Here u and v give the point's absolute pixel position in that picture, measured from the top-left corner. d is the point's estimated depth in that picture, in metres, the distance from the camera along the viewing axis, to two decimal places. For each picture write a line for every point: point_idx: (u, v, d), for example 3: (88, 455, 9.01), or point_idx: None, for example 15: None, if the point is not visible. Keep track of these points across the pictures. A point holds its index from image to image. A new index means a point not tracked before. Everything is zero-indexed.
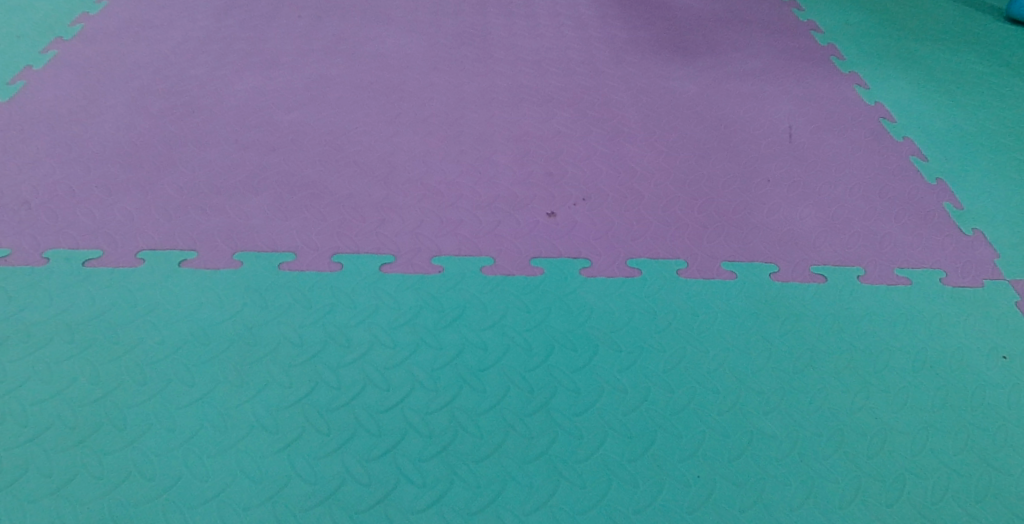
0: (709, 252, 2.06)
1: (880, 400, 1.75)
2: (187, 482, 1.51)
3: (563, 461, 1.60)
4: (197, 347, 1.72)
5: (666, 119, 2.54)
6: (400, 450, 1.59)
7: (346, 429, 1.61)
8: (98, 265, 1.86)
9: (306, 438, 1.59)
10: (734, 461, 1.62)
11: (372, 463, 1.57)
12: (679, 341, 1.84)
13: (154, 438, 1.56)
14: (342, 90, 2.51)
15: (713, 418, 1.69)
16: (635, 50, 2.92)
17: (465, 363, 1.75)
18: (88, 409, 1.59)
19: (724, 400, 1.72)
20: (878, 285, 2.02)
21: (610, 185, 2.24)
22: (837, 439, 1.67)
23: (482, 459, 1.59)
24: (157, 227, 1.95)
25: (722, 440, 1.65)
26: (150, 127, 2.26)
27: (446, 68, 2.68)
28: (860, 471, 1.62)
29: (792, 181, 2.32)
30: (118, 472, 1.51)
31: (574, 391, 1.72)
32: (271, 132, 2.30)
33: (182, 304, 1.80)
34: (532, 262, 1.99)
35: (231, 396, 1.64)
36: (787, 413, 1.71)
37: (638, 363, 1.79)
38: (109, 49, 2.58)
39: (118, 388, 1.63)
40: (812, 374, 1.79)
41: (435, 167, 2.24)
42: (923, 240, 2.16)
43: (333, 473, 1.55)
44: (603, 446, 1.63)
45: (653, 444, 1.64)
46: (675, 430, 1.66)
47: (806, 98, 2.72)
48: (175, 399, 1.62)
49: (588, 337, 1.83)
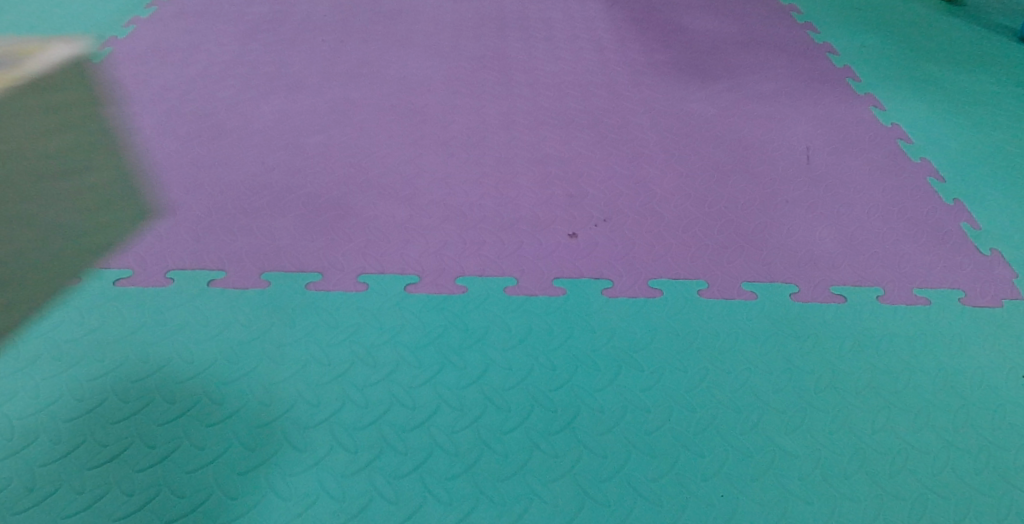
0: (729, 272, 2.03)
1: (902, 421, 1.70)
2: (217, 498, 1.49)
3: (588, 479, 1.56)
4: (226, 366, 1.71)
5: (684, 141, 2.55)
6: (425, 467, 1.56)
7: (374, 447, 1.59)
8: (129, 283, 1.88)
9: (334, 456, 1.57)
10: (758, 480, 1.57)
11: (399, 479, 1.54)
12: (701, 361, 1.79)
13: (184, 455, 1.55)
14: (365, 112, 2.57)
15: (737, 438, 1.64)
16: (654, 74, 2.95)
17: (488, 381, 1.73)
18: (121, 425, 1.59)
19: (746, 420, 1.68)
20: (898, 306, 1.98)
21: (631, 207, 2.22)
22: (862, 461, 1.61)
23: (507, 476, 1.56)
24: (186, 247, 1.98)
25: (745, 459, 1.61)
26: (179, 149, 2.33)
27: (467, 92, 2.74)
28: (884, 492, 1.56)
29: (812, 202, 2.30)
30: (149, 488, 1.50)
31: (597, 411, 1.68)
32: (296, 154, 2.34)
33: (211, 323, 1.80)
34: (554, 283, 1.97)
35: (260, 414, 1.63)
36: (809, 432, 1.66)
37: (660, 383, 1.74)
38: (140, 73, 2.70)
39: (148, 406, 1.62)
40: (833, 394, 1.74)
41: (457, 188, 2.25)
42: (943, 260, 2.13)
43: (360, 491, 1.52)
44: (632, 466, 1.59)
45: (679, 463, 1.60)
46: (697, 449, 1.62)
47: (825, 120, 2.72)
48: (204, 417, 1.61)
49: (610, 357, 1.79)
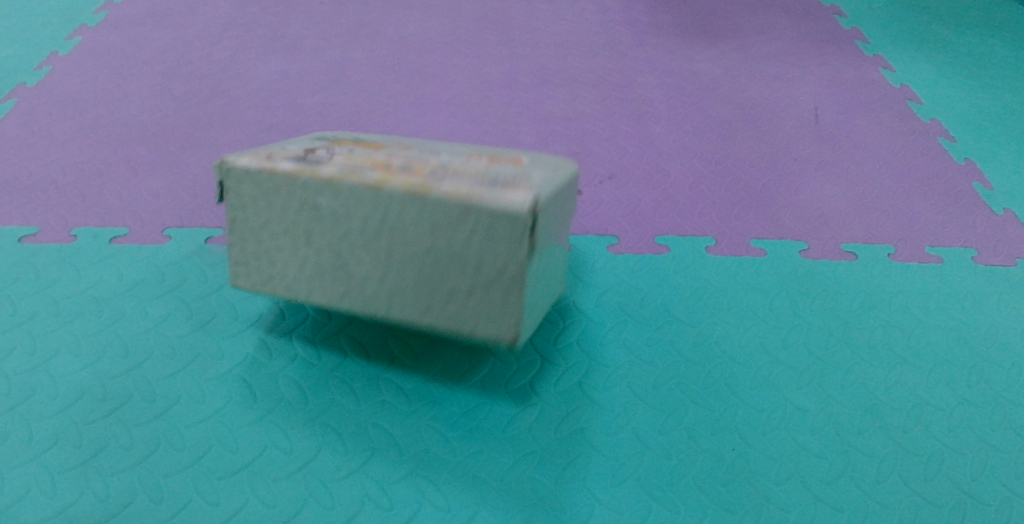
0: (736, 228, 1.63)
1: (1012, 386, 1.32)
2: (44, 489, 1.04)
3: (648, 428, 1.19)
4: (93, 316, 1.26)
5: (691, 100, 2.14)
6: (556, 456, 1.14)
7: (279, 392, 1.17)
8: (37, 240, 1.39)
9: (222, 406, 1.14)
10: (853, 437, 1.21)
11: (500, 459, 1.12)
12: (741, 280, 1.48)
13: (30, 409, 1.12)
14: (367, 74, 2.01)
15: (804, 400, 1.26)
16: (658, 38, 2.56)
17: (621, 303, 1.40)
18: (86, 342, 1.22)
19: (808, 375, 1.30)
20: (995, 267, 1.60)
21: (638, 164, 1.80)
22: (1012, 444, 1.22)
23: (676, 459, 1.15)
24: (113, 208, 1.47)
25: (835, 419, 1.23)
26: (178, 111, 1.79)
27: (469, 51, 2.20)
28: (1014, 466, 1.19)
29: (821, 160, 1.93)
30: (97, 440, 1.09)
31: (644, 326, 1.36)
32: (295, 114, 1.81)
33: (122, 276, 1.33)
34: (658, 241, 1.56)
35: (121, 368, 1.19)
36: (904, 388, 1.30)
37: (708, 298, 1.43)
38: (132, 36, 2.16)
39: (1, 357, 1.19)
40: (916, 352, 1.37)
41: (456, 141, 1.76)
42: (995, 216, 1.77)
43: (260, 445, 1.10)
44: (841, 454, 1.18)
45: (888, 445, 1.20)
46: (753, 404, 1.24)
47: (836, 82, 2.37)
48: (63, 368, 1.18)
49: (651, 268, 1.49)
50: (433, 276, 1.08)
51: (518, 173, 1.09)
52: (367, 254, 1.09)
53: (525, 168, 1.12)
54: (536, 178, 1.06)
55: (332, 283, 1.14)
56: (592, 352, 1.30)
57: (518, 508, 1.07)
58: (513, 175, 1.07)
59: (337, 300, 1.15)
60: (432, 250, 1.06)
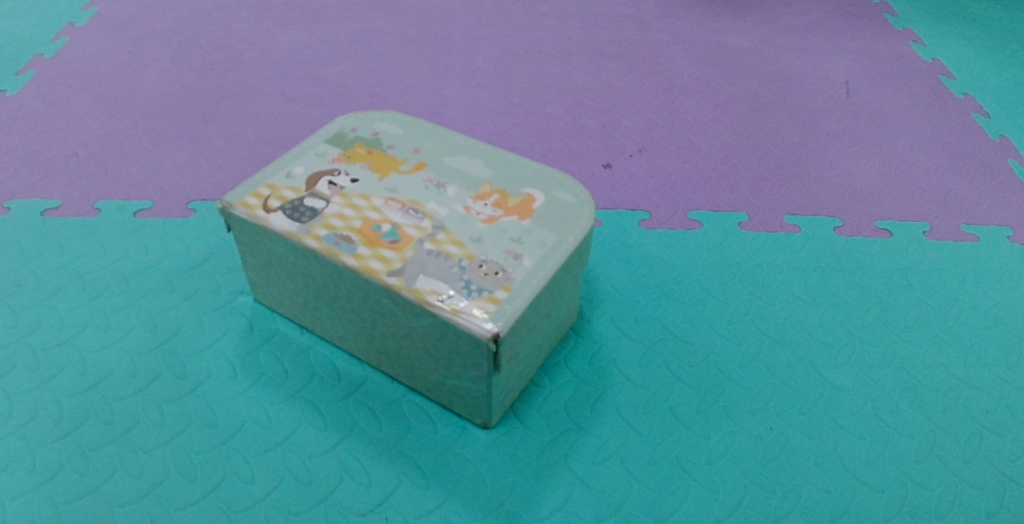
0: (769, 203, 1.52)
1: None
2: (79, 467, 1.03)
3: (686, 408, 1.15)
4: (121, 291, 1.24)
5: (722, 74, 1.90)
6: (592, 435, 1.10)
7: (309, 368, 1.14)
8: (60, 215, 1.37)
9: (254, 382, 1.12)
10: (899, 421, 1.15)
11: (536, 439, 1.09)
12: (783, 252, 1.41)
13: (61, 385, 1.11)
14: (389, 41, 1.92)
15: (848, 381, 1.20)
16: (683, 5, 2.17)
17: (655, 279, 1.35)
18: (114, 318, 1.20)
19: (853, 357, 1.24)
20: None
21: (670, 138, 1.67)
22: None
23: (714, 438, 1.11)
24: (135, 183, 1.45)
25: (880, 403, 1.17)
26: (197, 80, 1.74)
27: (493, 22, 2.03)
28: None
29: (854, 134, 1.72)
30: (128, 417, 1.08)
31: (682, 302, 1.31)
32: (317, 85, 1.75)
33: (148, 251, 1.31)
34: (690, 216, 1.48)
35: (151, 344, 1.17)
36: (953, 374, 1.22)
37: (748, 274, 1.37)
38: (151, 3, 2.01)
39: (33, 331, 1.18)
40: (966, 336, 1.28)
41: (484, 116, 1.70)
42: None
43: (291, 422, 1.08)
44: (882, 434, 1.13)
45: (926, 426, 1.15)
46: (795, 383, 1.19)
47: (867, 52, 2.01)
48: (93, 344, 1.16)
49: (688, 240, 1.42)
50: (412, 359, 1.04)
51: (508, 265, 0.96)
52: (356, 319, 1.05)
53: (525, 246, 0.99)
54: (520, 295, 0.93)
55: (335, 323, 1.10)
56: (629, 328, 1.26)
57: (553, 489, 1.04)
58: (499, 273, 0.96)
59: (342, 339, 1.12)
60: (411, 339, 1.00)
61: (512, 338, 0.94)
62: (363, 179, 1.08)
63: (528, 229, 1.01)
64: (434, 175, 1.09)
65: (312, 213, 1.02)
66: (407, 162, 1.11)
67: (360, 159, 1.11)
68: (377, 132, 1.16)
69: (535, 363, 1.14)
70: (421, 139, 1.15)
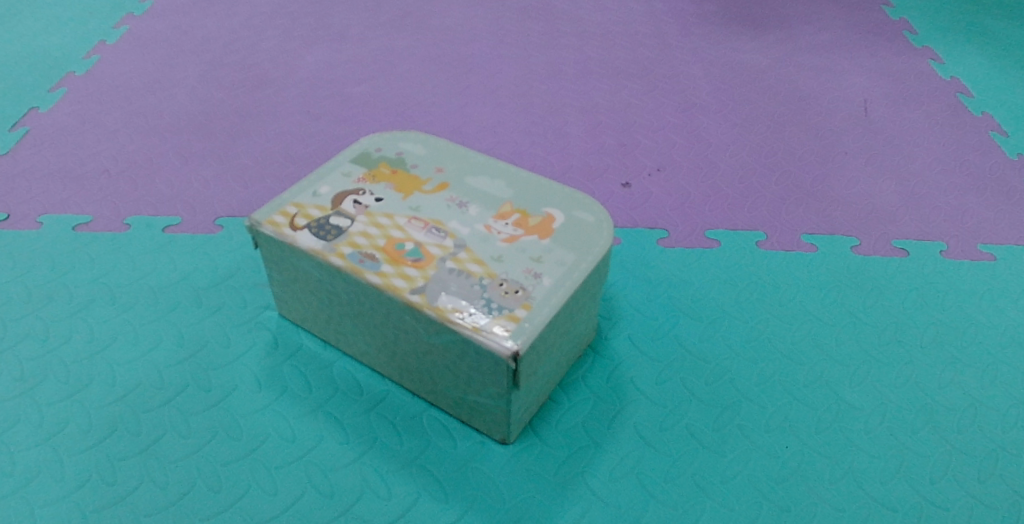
0: (787, 222, 1.53)
1: None
2: (104, 476, 1.05)
3: (701, 426, 1.16)
4: (148, 305, 1.27)
5: (740, 94, 1.91)
6: (609, 452, 1.11)
7: (331, 382, 1.16)
8: (90, 229, 1.41)
9: (277, 396, 1.15)
10: (916, 441, 1.15)
11: (553, 455, 1.10)
12: (800, 272, 1.42)
13: (90, 396, 1.14)
14: (411, 60, 1.96)
15: (864, 401, 1.20)
16: (702, 23, 2.20)
17: (672, 298, 1.36)
18: (143, 330, 1.23)
19: (869, 378, 1.23)
20: None
21: (688, 157, 1.69)
22: None
23: (731, 456, 1.12)
24: (163, 198, 1.49)
25: (897, 424, 1.17)
26: (224, 98, 1.79)
27: (514, 42, 2.06)
28: None
29: (871, 153, 1.73)
30: (155, 428, 1.11)
31: (699, 320, 1.32)
32: (339, 103, 1.79)
33: (175, 266, 1.34)
34: (707, 235, 1.49)
35: (177, 355, 1.20)
36: (970, 396, 1.21)
37: (765, 294, 1.37)
38: (180, 22, 2.06)
39: (63, 344, 1.21)
40: (983, 358, 1.28)
41: (503, 134, 1.73)
42: None
43: (312, 434, 1.10)
44: (897, 453, 1.13)
45: (942, 446, 1.14)
46: (811, 401, 1.19)
47: (885, 71, 2.02)
48: (121, 356, 1.20)
49: (705, 260, 1.43)
50: (432, 374, 1.06)
51: (528, 284, 0.98)
52: (378, 335, 1.07)
53: (545, 266, 1.01)
54: (539, 314, 0.95)
55: (358, 339, 1.12)
56: (646, 346, 1.27)
57: (571, 505, 1.05)
58: (520, 292, 0.97)
59: (365, 354, 1.14)
60: (431, 356, 1.02)
61: (530, 357, 0.95)
62: (387, 198, 1.10)
63: (548, 249, 1.03)
64: (456, 194, 1.11)
65: (337, 231, 1.04)
66: (430, 182, 1.13)
67: (385, 178, 1.14)
68: (401, 152, 1.19)
69: (554, 379, 1.15)
70: (444, 160, 1.18)
